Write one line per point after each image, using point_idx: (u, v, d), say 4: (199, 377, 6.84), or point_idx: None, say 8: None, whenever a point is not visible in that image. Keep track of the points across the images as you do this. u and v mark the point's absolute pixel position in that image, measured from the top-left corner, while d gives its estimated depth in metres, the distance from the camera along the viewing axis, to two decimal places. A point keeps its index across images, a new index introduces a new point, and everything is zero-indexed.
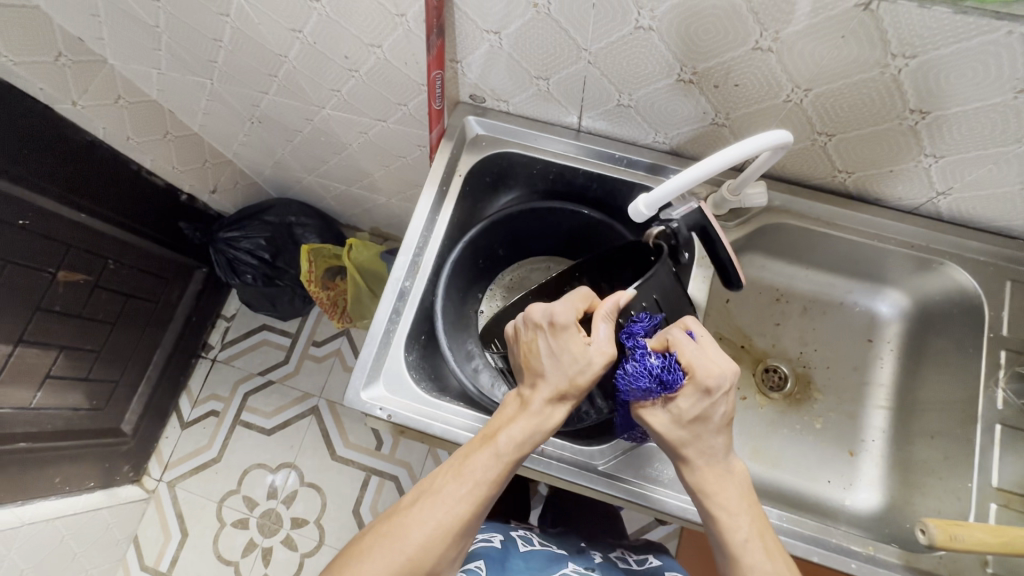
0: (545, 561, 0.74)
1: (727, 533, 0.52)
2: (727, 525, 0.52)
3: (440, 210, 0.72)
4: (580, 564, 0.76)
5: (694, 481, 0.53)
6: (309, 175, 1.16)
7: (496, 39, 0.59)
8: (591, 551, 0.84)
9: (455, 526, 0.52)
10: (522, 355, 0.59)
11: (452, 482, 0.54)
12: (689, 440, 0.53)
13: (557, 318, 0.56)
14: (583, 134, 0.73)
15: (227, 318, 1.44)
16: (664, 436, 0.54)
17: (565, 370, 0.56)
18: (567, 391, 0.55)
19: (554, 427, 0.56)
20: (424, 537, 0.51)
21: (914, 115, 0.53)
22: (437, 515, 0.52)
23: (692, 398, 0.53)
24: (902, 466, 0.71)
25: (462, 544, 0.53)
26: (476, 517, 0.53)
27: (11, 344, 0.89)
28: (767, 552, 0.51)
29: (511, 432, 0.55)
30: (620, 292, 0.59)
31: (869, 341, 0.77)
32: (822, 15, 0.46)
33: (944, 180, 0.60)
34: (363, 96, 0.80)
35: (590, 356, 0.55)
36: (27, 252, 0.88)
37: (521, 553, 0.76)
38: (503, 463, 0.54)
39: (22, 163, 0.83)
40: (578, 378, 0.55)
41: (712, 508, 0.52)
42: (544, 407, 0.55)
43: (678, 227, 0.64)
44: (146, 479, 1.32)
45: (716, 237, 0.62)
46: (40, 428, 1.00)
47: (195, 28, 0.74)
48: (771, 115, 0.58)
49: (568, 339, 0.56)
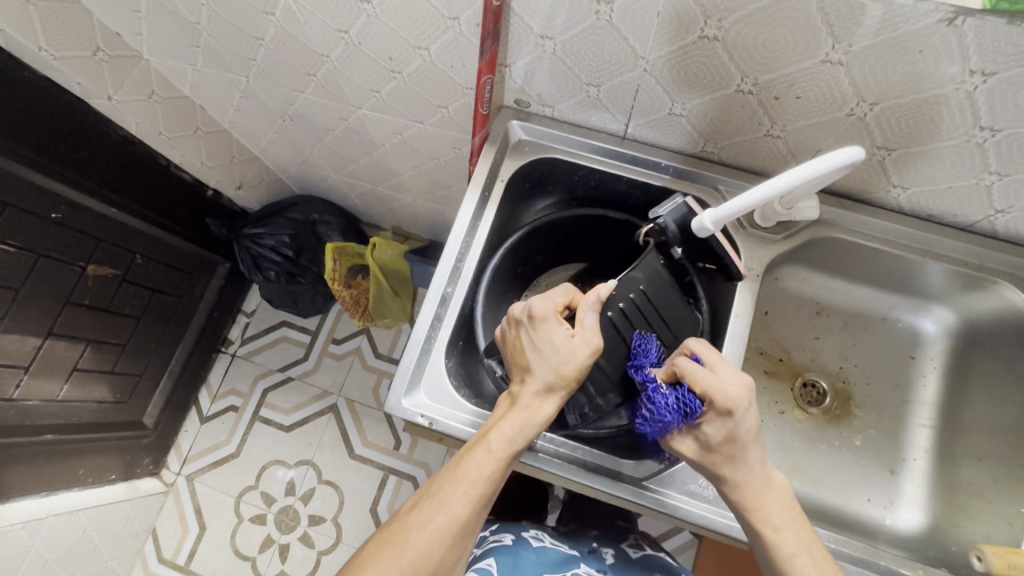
0: (558, 558, 0.74)
1: (773, 548, 0.51)
2: (774, 540, 0.51)
3: (482, 215, 0.72)
4: (591, 567, 0.74)
5: (736, 499, 0.53)
6: (336, 173, 1.15)
7: (550, 45, 0.58)
8: (602, 550, 0.83)
9: (456, 528, 0.50)
10: (508, 350, 0.59)
11: (448, 483, 0.52)
12: (723, 461, 0.53)
13: (534, 310, 0.56)
14: (627, 142, 0.71)
15: (247, 313, 1.44)
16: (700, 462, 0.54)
17: (550, 361, 0.55)
18: (554, 382, 0.55)
19: (545, 421, 0.55)
20: (424, 542, 0.49)
21: (984, 132, 0.51)
22: (435, 518, 0.50)
23: (716, 422, 0.52)
24: (946, 486, 0.70)
25: (464, 546, 0.52)
26: (476, 516, 0.52)
27: (41, 336, 0.89)
28: (816, 563, 0.50)
29: (503, 429, 0.54)
30: (600, 284, 0.59)
31: (911, 358, 0.76)
32: (899, 29, 0.45)
33: (1005, 198, 0.58)
34: (401, 98, 0.80)
35: (573, 345, 0.56)
36: (61, 246, 0.88)
37: (534, 548, 0.74)
38: (497, 459, 0.53)
39: (57, 156, 0.83)
40: (564, 369, 0.55)
41: (757, 524, 0.52)
42: (533, 400, 0.55)
43: (666, 223, 0.63)
44: (165, 472, 1.32)
45: (723, 252, 0.63)
46: (65, 420, 1.00)
47: (237, 25, 0.73)
48: (832, 128, 0.57)
49: (548, 331, 0.56)
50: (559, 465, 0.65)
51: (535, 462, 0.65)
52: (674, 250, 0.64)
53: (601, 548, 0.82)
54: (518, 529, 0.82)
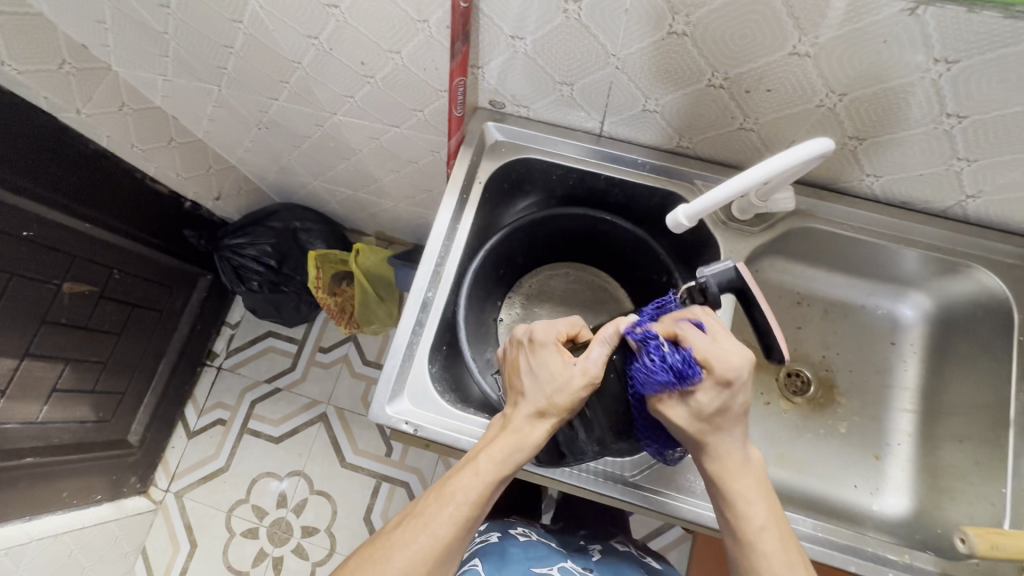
0: (544, 551, 0.75)
1: (741, 517, 0.49)
2: (744, 513, 0.49)
3: (461, 217, 0.71)
4: (578, 563, 0.74)
5: (712, 466, 0.50)
6: (315, 179, 1.14)
7: (521, 45, 0.58)
8: (590, 548, 0.83)
9: (438, 547, 0.50)
10: (507, 372, 0.60)
11: (435, 503, 0.52)
12: (710, 431, 0.50)
13: (536, 334, 0.57)
14: (603, 139, 0.71)
15: (232, 325, 1.42)
16: (683, 428, 0.51)
17: (545, 388, 0.55)
18: (547, 408, 0.54)
19: (535, 446, 0.54)
20: (407, 561, 0.49)
21: (951, 119, 0.52)
22: (420, 538, 0.50)
23: (710, 391, 0.50)
24: (930, 470, 0.71)
25: (447, 567, 0.51)
26: (460, 538, 0.51)
27: (18, 357, 0.87)
28: (783, 539, 0.48)
29: (492, 451, 0.53)
30: (621, 318, 0.57)
31: (891, 344, 0.77)
32: (863, 20, 0.45)
33: (975, 183, 0.59)
34: (376, 103, 0.79)
35: (570, 373, 0.55)
36: (35, 265, 0.86)
37: (521, 542, 0.76)
38: (484, 482, 0.52)
39: (27, 172, 0.81)
40: (557, 396, 0.54)
41: (728, 492, 0.49)
42: (524, 424, 0.54)
43: (710, 285, 0.59)
44: (153, 490, 1.30)
45: (756, 303, 0.58)
46: (46, 442, 0.98)
47: (206, 34, 0.72)
48: (803, 120, 0.57)
49: (547, 357, 0.56)
50: (548, 466, 0.64)
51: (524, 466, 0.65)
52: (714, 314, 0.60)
53: (589, 547, 0.83)
54: (506, 526, 0.82)
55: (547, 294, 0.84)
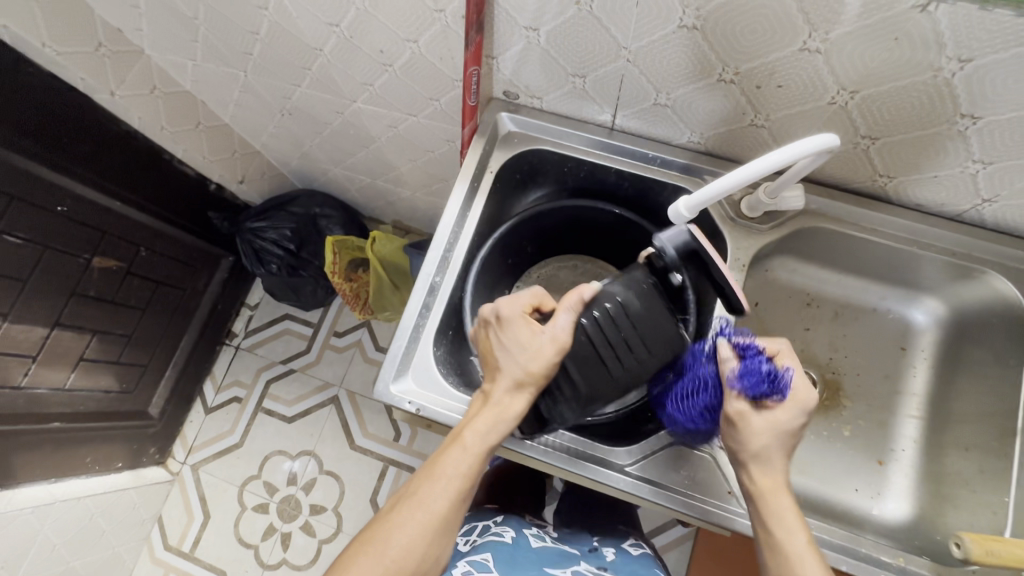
0: (557, 555, 0.74)
1: (782, 529, 0.50)
2: (785, 524, 0.50)
3: (471, 206, 0.73)
4: (591, 564, 0.74)
5: (761, 480, 0.52)
6: (335, 166, 1.17)
7: (535, 35, 0.59)
8: (603, 546, 0.82)
9: (436, 522, 0.52)
10: (480, 352, 0.60)
11: (427, 481, 0.53)
12: (768, 445, 0.52)
13: (502, 311, 0.57)
14: (615, 133, 0.72)
15: (251, 307, 1.46)
16: (743, 435, 0.53)
17: (517, 359, 0.56)
18: (524, 380, 0.56)
19: (516, 417, 0.56)
20: (407, 539, 0.51)
21: (965, 119, 0.51)
22: (415, 516, 0.52)
23: (790, 413, 0.52)
24: (934, 477, 0.70)
25: (445, 540, 0.53)
26: (455, 511, 0.53)
27: (48, 326, 0.91)
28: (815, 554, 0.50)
29: (476, 426, 0.55)
30: (583, 285, 0.59)
31: (902, 349, 0.75)
32: (877, 15, 0.45)
33: (991, 186, 0.58)
34: (395, 90, 0.81)
35: (540, 343, 0.56)
36: (66, 238, 0.90)
37: (534, 548, 0.74)
38: (473, 456, 0.54)
39: (62, 151, 0.85)
40: (532, 367, 0.56)
41: (770, 505, 0.52)
42: (504, 397, 0.56)
43: (669, 255, 0.59)
44: (170, 461, 1.35)
45: (711, 262, 0.59)
46: (72, 409, 1.03)
47: (233, 20, 0.75)
48: (815, 116, 0.57)
49: (516, 331, 0.57)
50: (545, 452, 0.65)
51: (521, 448, 0.65)
52: (672, 275, 0.61)
53: (602, 547, 0.82)
54: (520, 525, 0.82)
55: (555, 286, 0.85)
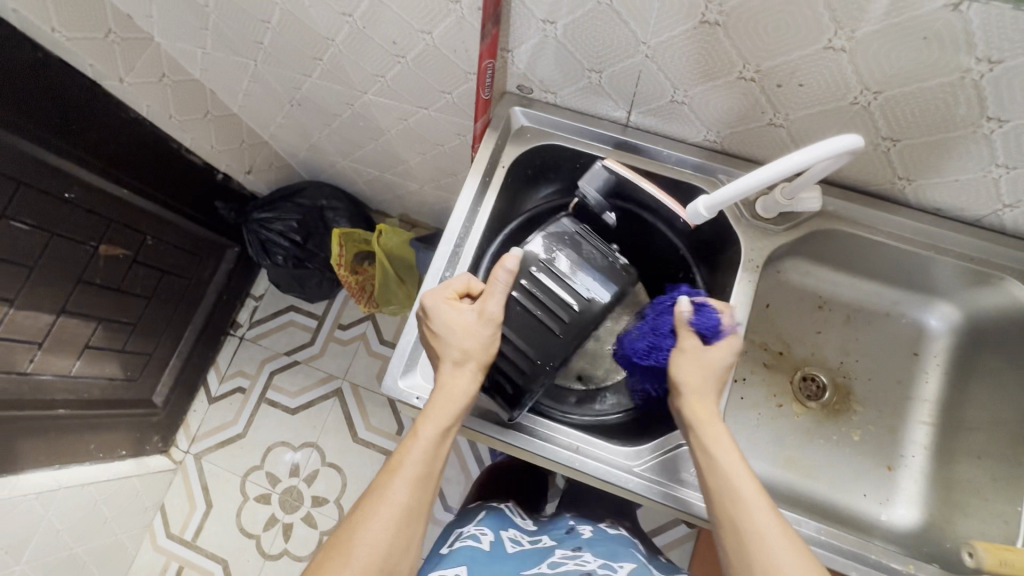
0: (534, 554, 0.69)
1: (717, 449, 0.53)
2: (719, 443, 0.54)
3: (482, 201, 0.72)
4: (567, 547, 0.70)
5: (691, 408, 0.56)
6: (343, 158, 1.16)
7: (552, 29, 0.58)
8: (580, 526, 0.80)
9: (401, 514, 0.51)
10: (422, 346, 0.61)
11: (387, 476, 0.53)
12: (699, 376, 0.57)
13: (428, 302, 0.59)
14: (629, 129, 0.71)
15: (256, 297, 1.46)
16: (679, 367, 0.58)
17: (454, 340, 0.58)
18: (464, 357, 0.58)
19: (465, 397, 0.57)
20: (373, 537, 0.50)
21: (991, 122, 0.50)
22: (379, 511, 0.51)
23: (725, 352, 0.57)
24: (944, 484, 0.69)
25: (415, 532, 0.52)
26: (420, 500, 0.53)
27: (54, 313, 0.91)
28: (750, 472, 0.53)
29: (427, 413, 0.56)
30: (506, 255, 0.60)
31: (915, 354, 0.75)
32: (906, 14, 0.44)
33: (1014, 192, 0.57)
34: (406, 82, 0.80)
35: (472, 320, 0.59)
36: (72, 225, 0.90)
37: (511, 553, 0.69)
38: (427, 443, 0.55)
39: (70, 137, 0.85)
40: (468, 343, 0.58)
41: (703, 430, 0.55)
42: (450, 380, 0.57)
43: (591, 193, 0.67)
44: (173, 450, 1.35)
45: (634, 184, 0.65)
46: (77, 396, 1.03)
47: (244, 8, 0.74)
48: (836, 117, 0.56)
49: (449, 315, 0.59)
50: (551, 450, 0.65)
51: (529, 446, 0.65)
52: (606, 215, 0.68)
53: (578, 526, 0.80)
54: (497, 525, 0.77)
55: None
